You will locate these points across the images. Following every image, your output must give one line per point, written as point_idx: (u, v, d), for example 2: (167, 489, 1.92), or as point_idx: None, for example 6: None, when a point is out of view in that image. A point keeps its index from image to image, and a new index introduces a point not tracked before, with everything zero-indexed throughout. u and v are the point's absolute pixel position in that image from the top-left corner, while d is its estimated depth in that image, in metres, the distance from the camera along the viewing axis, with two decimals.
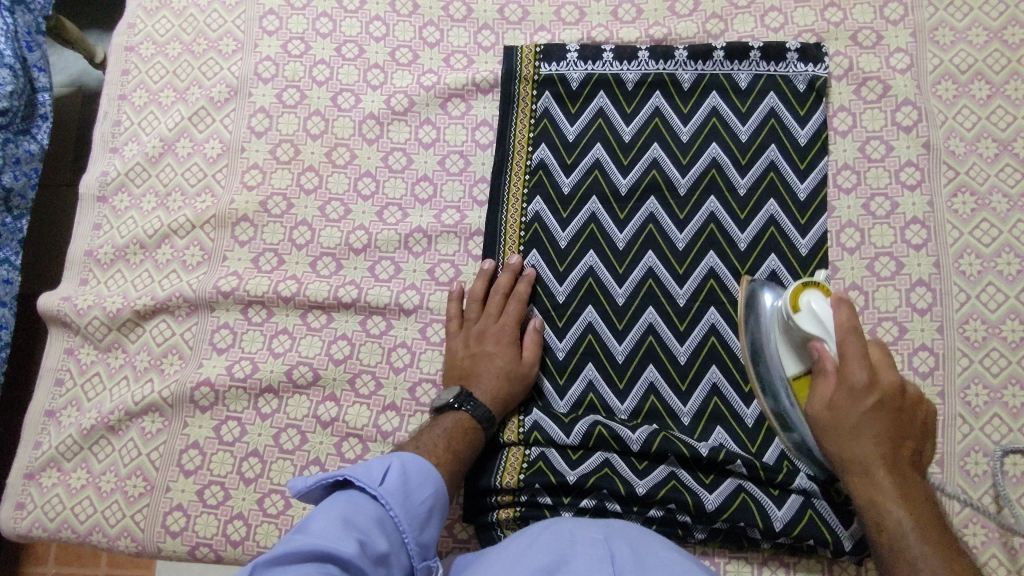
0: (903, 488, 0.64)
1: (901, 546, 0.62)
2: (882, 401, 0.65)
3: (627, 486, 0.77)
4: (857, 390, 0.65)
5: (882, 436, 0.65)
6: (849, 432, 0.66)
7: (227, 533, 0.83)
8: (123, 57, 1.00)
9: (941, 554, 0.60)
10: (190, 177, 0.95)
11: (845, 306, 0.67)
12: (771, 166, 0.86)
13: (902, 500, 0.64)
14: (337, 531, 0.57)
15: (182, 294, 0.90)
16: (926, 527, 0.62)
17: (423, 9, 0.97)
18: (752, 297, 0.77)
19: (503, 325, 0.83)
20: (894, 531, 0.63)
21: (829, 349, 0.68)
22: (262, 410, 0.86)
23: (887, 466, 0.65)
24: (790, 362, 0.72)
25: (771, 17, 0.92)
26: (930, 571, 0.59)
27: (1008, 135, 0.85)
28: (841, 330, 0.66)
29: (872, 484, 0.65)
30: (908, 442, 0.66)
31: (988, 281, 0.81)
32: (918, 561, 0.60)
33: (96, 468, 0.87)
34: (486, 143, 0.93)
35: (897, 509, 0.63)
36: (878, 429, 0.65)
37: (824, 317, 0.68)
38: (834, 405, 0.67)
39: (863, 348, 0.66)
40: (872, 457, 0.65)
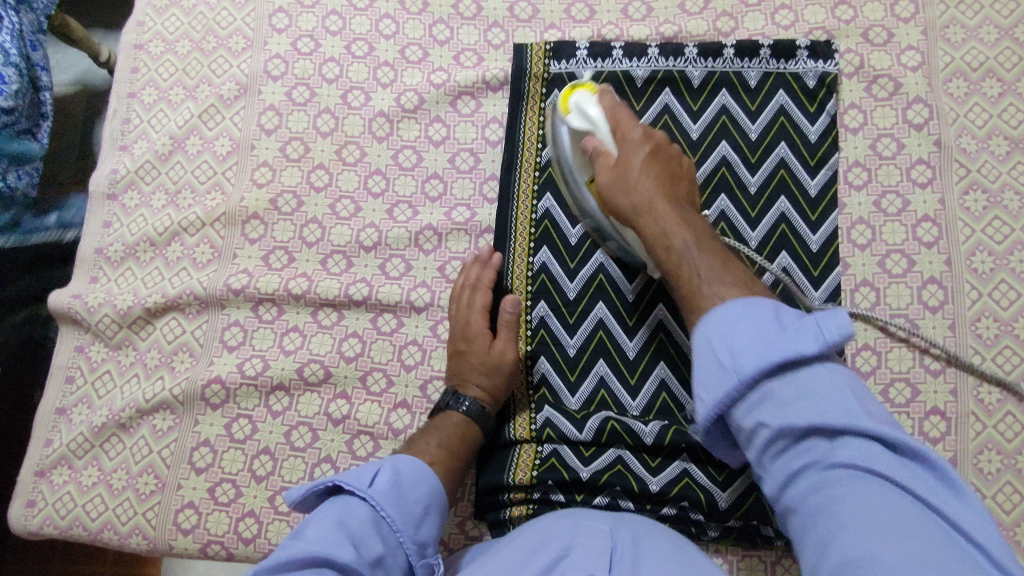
0: (684, 215, 0.69)
1: (700, 273, 0.63)
2: (656, 147, 0.73)
3: (641, 482, 0.77)
4: (635, 140, 0.73)
5: (659, 177, 0.71)
6: (649, 209, 0.69)
7: (239, 530, 0.83)
8: (132, 54, 1.00)
9: (709, 249, 0.66)
10: (200, 175, 0.95)
11: (609, 95, 0.76)
12: (781, 164, 0.86)
13: (681, 217, 0.68)
14: (331, 537, 0.58)
15: (193, 292, 0.90)
16: (709, 248, 0.66)
17: (433, 6, 0.97)
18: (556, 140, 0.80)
19: (475, 318, 0.83)
20: (678, 262, 0.66)
21: (599, 137, 0.74)
22: (273, 408, 0.86)
23: (666, 199, 0.70)
24: (587, 172, 0.78)
25: (782, 15, 0.92)
26: (697, 262, 0.64)
27: (1020, 132, 0.85)
28: (612, 118, 0.74)
29: (654, 218, 0.69)
30: (678, 186, 0.72)
31: (1001, 279, 0.81)
32: (702, 273, 0.63)
33: (107, 466, 0.87)
34: (496, 140, 0.93)
35: (683, 232, 0.67)
36: (652, 171, 0.71)
37: (594, 117, 0.74)
38: (619, 168, 0.72)
39: (628, 146, 0.72)
40: (652, 194, 0.70)
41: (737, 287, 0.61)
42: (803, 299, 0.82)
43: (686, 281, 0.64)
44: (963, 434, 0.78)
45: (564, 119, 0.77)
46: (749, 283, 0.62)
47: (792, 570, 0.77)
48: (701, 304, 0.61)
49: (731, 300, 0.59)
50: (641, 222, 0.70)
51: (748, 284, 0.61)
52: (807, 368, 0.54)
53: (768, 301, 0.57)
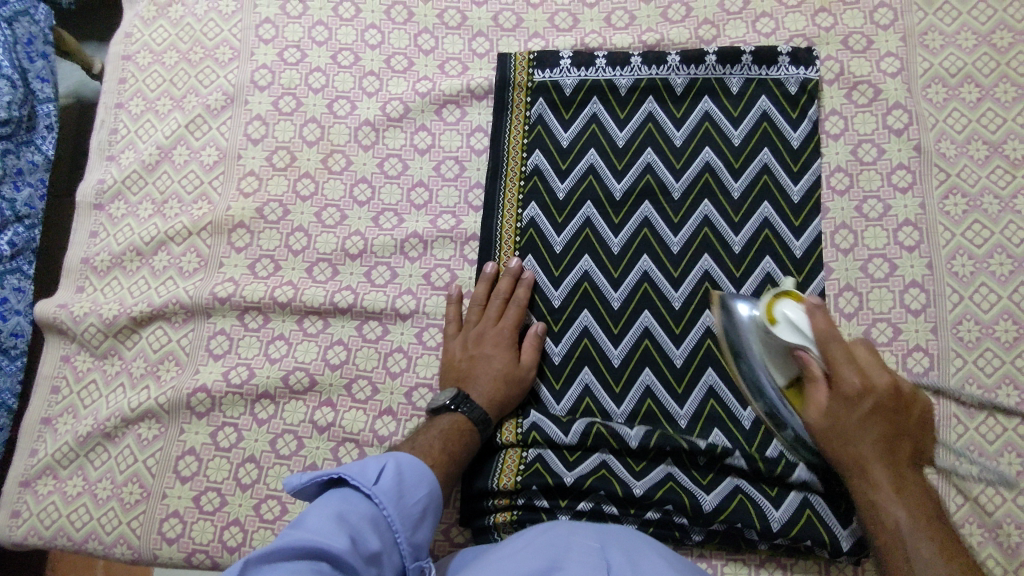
0: (890, 457, 0.68)
1: (893, 518, 0.66)
2: (881, 405, 0.68)
3: (625, 487, 0.77)
4: (867, 364, 0.70)
5: (879, 437, 0.68)
6: (846, 437, 0.69)
7: (224, 539, 0.82)
8: (120, 65, 1.01)
9: (926, 522, 0.64)
10: (187, 184, 0.95)
11: (819, 311, 0.69)
12: (763, 169, 0.86)
13: (893, 470, 0.68)
14: (329, 527, 0.57)
15: (178, 301, 0.90)
16: (919, 514, 0.65)
17: (418, 16, 0.98)
18: (729, 320, 0.77)
19: (504, 329, 0.83)
20: (892, 539, 0.65)
21: (814, 354, 0.70)
22: (258, 416, 0.86)
23: (886, 461, 0.68)
24: (780, 374, 0.72)
25: (763, 23, 0.93)
26: (931, 573, 0.61)
27: (999, 136, 0.86)
28: (825, 343, 0.68)
29: (863, 473, 0.68)
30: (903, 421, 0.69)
31: (981, 282, 0.82)
32: (892, 515, 0.65)
33: (93, 475, 0.87)
34: (481, 149, 0.93)
35: (897, 505, 0.66)
36: (873, 434, 0.68)
37: (801, 326, 0.69)
38: (834, 414, 0.69)
39: (845, 351, 0.68)
40: (868, 454, 0.68)
41: (944, 563, 0.61)
42: None
43: (890, 548, 0.65)
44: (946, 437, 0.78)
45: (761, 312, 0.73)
46: (957, 558, 0.61)
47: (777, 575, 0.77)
48: (900, 566, 0.63)
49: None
50: (852, 480, 0.69)
51: (959, 564, 0.61)
52: None
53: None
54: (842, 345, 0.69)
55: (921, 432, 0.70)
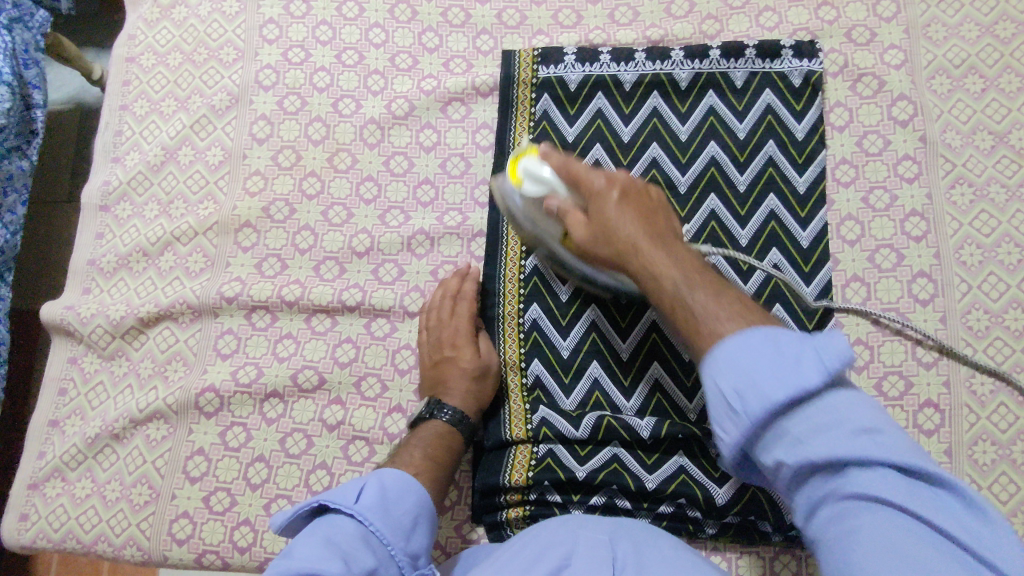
0: (659, 236, 0.64)
1: (693, 306, 0.56)
2: (626, 186, 0.68)
3: (637, 480, 0.77)
4: (609, 172, 0.70)
5: (638, 215, 0.66)
6: (606, 226, 0.66)
7: (235, 539, 0.82)
8: (124, 68, 1.01)
9: (740, 306, 0.54)
10: (193, 184, 0.95)
11: (554, 152, 0.72)
12: (769, 162, 0.86)
13: (669, 252, 0.62)
14: (319, 554, 0.56)
15: (186, 301, 0.90)
16: (654, 238, 0.64)
17: (422, 15, 0.98)
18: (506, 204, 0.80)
19: (458, 326, 0.83)
20: (671, 293, 0.59)
21: (560, 196, 0.72)
22: (267, 415, 0.86)
23: (649, 243, 0.63)
24: (529, 186, 0.74)
25: (766, 17, 0.93)
26: (705, 312, 0.54)
27: (1003, 127, 0.86)
28: (564, 170, 0.71)
29: (637, 259, 0.63)
30: (657, 218, 0.67)
31: (990, 271, 0.82)
32: (698, 315, 0.55)
33: (101, 477, 0.87)
34: (487, 145, 0.93)
35: (672, 269, 0.60)
36: (636, 214, 0.66)
37: (545, 178, 0.73)
38: (600, 214, 0.67)
39: (588, 167, 0.71)
40: (630, 233, 0.64)
41: (736, 321, 0.52)
42: (795, 295, 0.82)
43: (687, 326, 0.56)
44: (957, 426, 0.78)
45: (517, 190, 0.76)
46: (749, 311, 0.54)
47: (791, 566, 0.76)
48: (705, 342, 0.53)
49: (729, 334, 0.51)
50: (630, 264, 0.64)
51: (748, 311, 0.54)
52: (741, 340, 0.49)
53: (783, 330, 0.49)
54: (585, 165, 0.70)
55: (674, 228, 0.68)
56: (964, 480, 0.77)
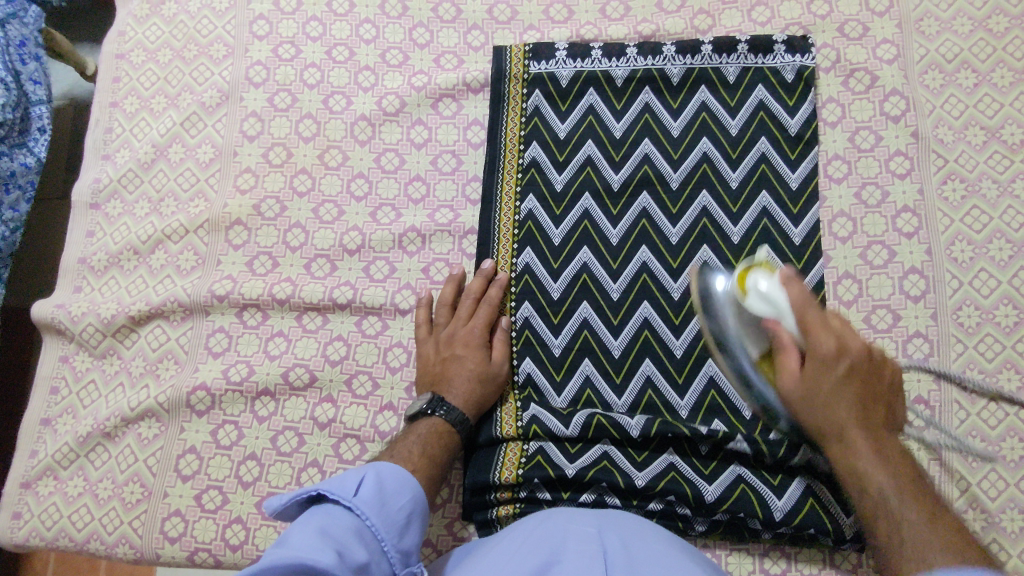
0: (880, 450, 0.65)
1: (892, 510, 0.62)
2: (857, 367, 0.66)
3: (627, 478, 0.77)
4: (839, 331, 0.67)
5: (856, 400, 0.66)
6: (825, 407, 0.66)
7: (226, 537, 0.82)
8: (114, 64, 1.00)
9: (934, 523, 0.60)
10: (183, 182, 0.95)
11: (795, 282, 0.68)
12: (761, 158, 0.86)
13: (869, 448, 0.65)
14: (315, 543, 0.55)
15: (176, 299, 0.90)
16: (907, 492, 0.63)
17: (413, 10, 0.98)
18: (705, 293, 0.76)
19: (472, 329, 0.83)
20: (878, 507, 0.63)
21: (787, 327, 0.68)
22: (259, 413, 0.86)
23: (858, 424, 0.66)
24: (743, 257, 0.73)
25: (758, 12, 0.93)
26: (897, 504, 0.62)
27: (996, 122, 0.86)
28: (799, 305, 0.67)
29: (853, 452, 0.65)
30: (880, 404, 0.67)
31: (981, 267, 0.82)
32: (910, 530, 0.60)
33: (93, 476, 0.87)
34: (478, 142, 0.93)
35: (885, 479, 0.63)
36: (855, 394, 0.66)
37: (773, 296, 0.69)
38: (820, 411, 0.67)
39: (823, 317, 0.67)
40: (845, 416, 0.66)
41: (945, 553, 0.57)
42: None
43: (884, 529, 0.62)
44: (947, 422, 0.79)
45: (735, 294, 0.74)
46: (962, 534, 0.59)
47: (781, 564, 0.77)
48: (913, 570, 0.58)
49: (937, 564, 0.56)
50: (829, 447, 0.67)
51: (946, 536, 0.59)
52: None
53: (980, 565, 0.54)
54: (812, 322, 0.66)
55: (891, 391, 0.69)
56: (953, 477, 0.77)
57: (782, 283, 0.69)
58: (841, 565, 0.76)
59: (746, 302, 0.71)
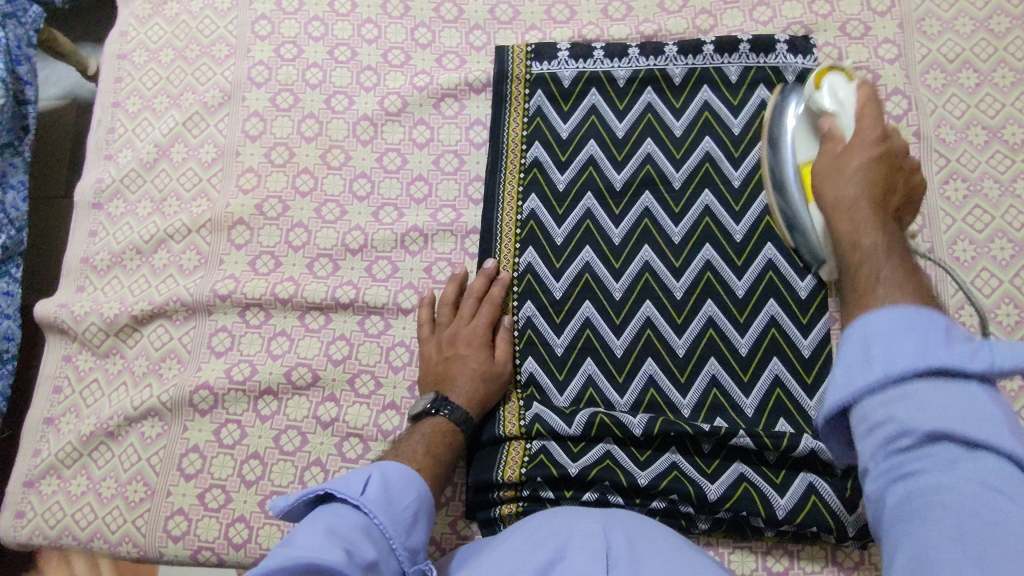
0: (884, 221, 0.55)
1: (862, 243, 0.53)
2: (891, 152, 0.61)
3: (629, 477, 0.77)
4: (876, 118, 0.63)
5: (874, 179, 0.58)
6: (837, 175, 0.60)
7: (230, 536, 0.82)
8: (116, 64, 1.00)
9: (909, 270, 0.49)
10: (186, 182, 0.95)
11: (868, 88, 0.67)
12: None
13: (877, 223, 0.55)
14: (322, 542, 0.56)
15: (179, 299, 0.90)
16: (897, 249, 0.52)
17: (415, 10, 0.98)
18: (776, 125, 0.79)
19: (475, 328, 0.83)
20: (853, 249, 0.53)
21: (838, 119, 0.67)
22: (262, 413, 0.86)
23: (870, 204, 0.57)
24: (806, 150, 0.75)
25: (760, 11, 0.93)
26: (882, 269, 0.49)
27: (997, 122, 0.86)
28: (861, 103, 0.65)
29: (851, 220, 0.56)
30: (897, 193, 0.59)
31: (983, 266, 0.82)
32: (867, 264, 0.51)
33: (96, 475, 0.87)
34: (480, 142, 0.93)
35: (875, 234, 0.53)
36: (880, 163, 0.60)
37: (845, 95, 0.68)
38: (840, 159, 0.62)
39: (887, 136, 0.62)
40: (855, 193, 0.57)
41: (903, 295, 0.46)
42: (789, 290, 0.82)
43: (856, 274, 0.51)
44: None
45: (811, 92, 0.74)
46: (935, 304, 0.46)
47: (783, 561, 0.77)
48: (868, 298, 0.47)
49: (902, 302, 0.45)
50: (836, 225, 0.57)
51: (921, 292, 0.46)
52: (901, 311, 0.43)
53: (938, 313, 0.43)
54: (869, 113, 0.64)
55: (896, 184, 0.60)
56: None
57: (849, 86, 0.69)
58: (844, 563, 0.76)
59: (818, 97, 0.71)
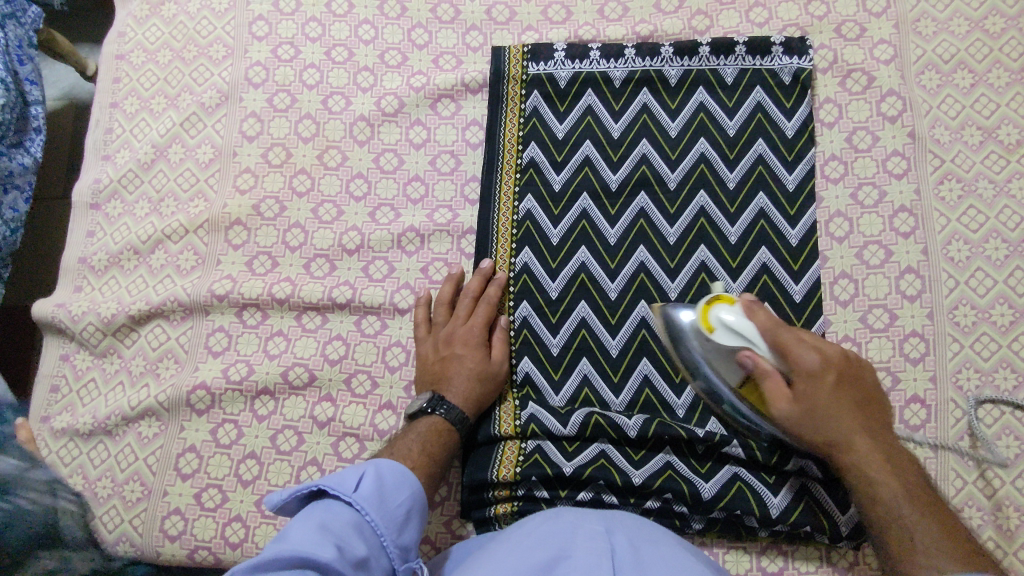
0: (869, 428, 0.69)
1: (880, 489, 0.66)
2: (841, 372, 0.69)
3: (623, 476, 0.77)
4: (806, 339, 0.70)
5: (852, 410, 0.69)
6: (810, 416, 0.68)
7: (226, 535, 0.82)
8: (114, 65, 1.01)
9: (924, 509, 0.64)
10: (183, 182, 0.95)
11: (760, 310, 0.71)
12: (758, 159, 0.86)
13: (862, 429, 0.69)
14: (314, 538, 0.56)
15: (176, 299, 0.90)
16: (914, 495, 0.66)
17: (412, 11, 0.98)
18: (670, 324, 0.76)
19: (471, 327, 0.83)
20: (889, 516, 0.65)
21: (756, 352, 0.70)
22: (258, 412, 0.86)
23: (861, 425, 0.69)
24: (730, 375, 0.72)
25: (756, 13, 0.93)
26: (909, 514, 0.64)
27: (992, 122, 0.86)
28: (769, 330, 0.69)
29: (839, 428, 0.68)
30: (857, 391, 0.69)
31: (977, 267, 0.82)
32: (886, 493, 0.66)
33: (93, 474, 0.87)
34: (476, 142, 0.93)
35: (883, 475, 0.67)
36: (848, 396, 0.69)
37: (741, 326, 0.70)
38: (805, 397, 0.68)
39: (796, 335, 0.69)
40: (827, 399, 0.68)
41: (962, 564, 0.60)
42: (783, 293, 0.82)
43: (892, 540, 0.65)
44: (943, 420, 0.79)
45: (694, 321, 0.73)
46: (976, 556, 0.61)
47: (778, 561, 0.77)
48: (914, 563, 0.62)
49: (955, 567, 0.60)
50: (835, 458, 0.69)
51: (931, 509, 0.65)
52: (957, 572, 0.59)
53: (994, 573, 0.58)
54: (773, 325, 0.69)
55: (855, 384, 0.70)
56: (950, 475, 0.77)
57: (746, 312, 0.71)
58: (838, 563, 0.76)
59: (716, 335, 0.71)
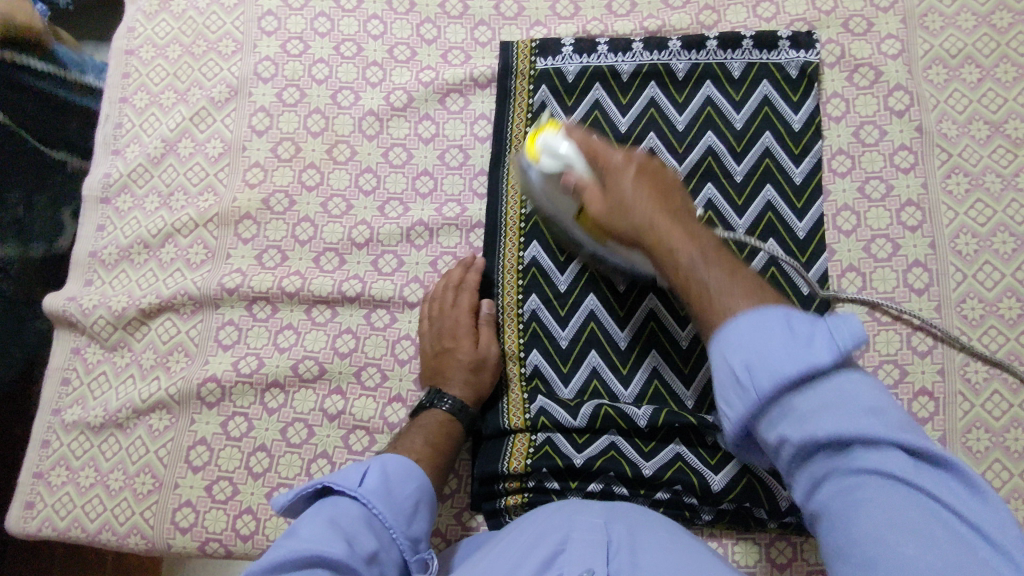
0: (687, 227, 0.62)
1: (674, 246, 0.60)
2: (641, 164, 0.67)
3: (634, 467, 0.78)
4: (612, 178, 0.67)
5: (652, 194, 0.65)
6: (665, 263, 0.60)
7: (237, 527, 0.83)
8: (124, 60, 1.01)
9: (720, 255, 0.58)
10: (193, 176, 0.96)
11: (576, 130, 0.71)
12: (766, 152, 0.87)
13: (669, 222, 0.62)
14: (323, 534, 0.57)
15: (187, 292, 0.90)
16: (712, 257, 0.58)
17: (420, 6, 0.99)
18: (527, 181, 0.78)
19: (458, 318, 0.83)
20: (686, 275, 0.58)
21: (577, 171, 0.69)
22: (269, 405, 0.87)
23: (666, 216, 0.63)
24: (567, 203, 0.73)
25: (764, 8, 0.93)
26: (711, 278, 0.56)
27: (1000, 116, 0.86)
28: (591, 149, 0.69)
29: (666, 238, 0.61)
30: (672, 197, 0.65)
31: (985, 260, 0.82)
32: (697, 274, 0.57)
33: (104, 467, 0.88)
34: (485, 136, 0.94)
35: (689, 246, 0.59)
36: (642, 183, 0.65)
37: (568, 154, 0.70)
38: (621, 200, 0.65)
39: (628, 173, 0.66)
40: (648, 219, 0.62)
41: (750, 300, 0.51)
42: (792, 288, 0.82)
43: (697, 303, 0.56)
44: (951, 413, 0.79)
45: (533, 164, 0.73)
46: (760, 288, 0.53)
47: (786, 552, 0.77)
48: (717, 317, 0.52)
49: (744, 309, 0.51)
50: (648, 247, 0.62)
51: (755, 285, 0.54)
52: (748, 317, 0.49)
53: (782, 307, 0.49)
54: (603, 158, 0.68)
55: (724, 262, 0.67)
56: None
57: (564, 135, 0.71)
58: None
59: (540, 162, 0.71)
